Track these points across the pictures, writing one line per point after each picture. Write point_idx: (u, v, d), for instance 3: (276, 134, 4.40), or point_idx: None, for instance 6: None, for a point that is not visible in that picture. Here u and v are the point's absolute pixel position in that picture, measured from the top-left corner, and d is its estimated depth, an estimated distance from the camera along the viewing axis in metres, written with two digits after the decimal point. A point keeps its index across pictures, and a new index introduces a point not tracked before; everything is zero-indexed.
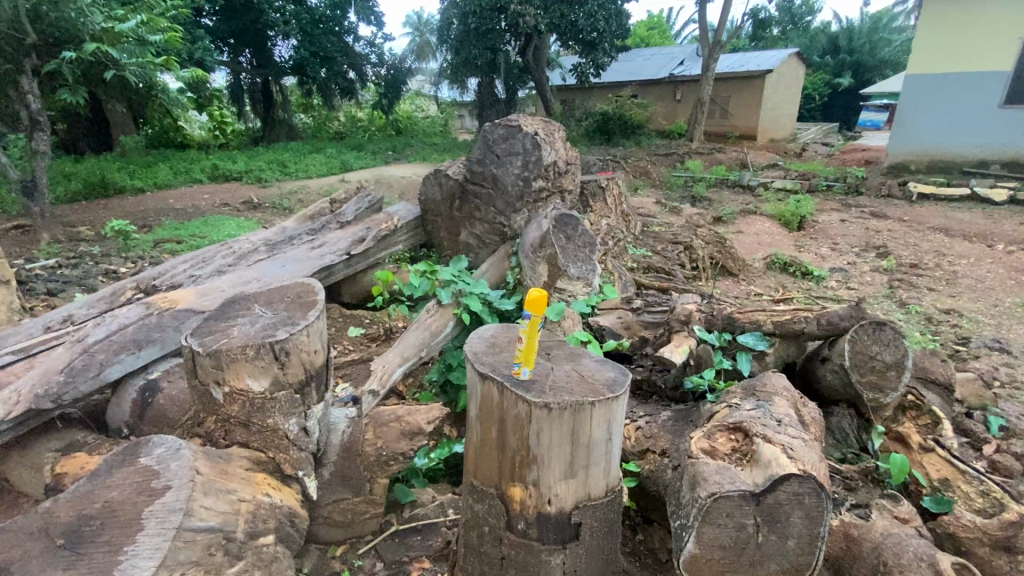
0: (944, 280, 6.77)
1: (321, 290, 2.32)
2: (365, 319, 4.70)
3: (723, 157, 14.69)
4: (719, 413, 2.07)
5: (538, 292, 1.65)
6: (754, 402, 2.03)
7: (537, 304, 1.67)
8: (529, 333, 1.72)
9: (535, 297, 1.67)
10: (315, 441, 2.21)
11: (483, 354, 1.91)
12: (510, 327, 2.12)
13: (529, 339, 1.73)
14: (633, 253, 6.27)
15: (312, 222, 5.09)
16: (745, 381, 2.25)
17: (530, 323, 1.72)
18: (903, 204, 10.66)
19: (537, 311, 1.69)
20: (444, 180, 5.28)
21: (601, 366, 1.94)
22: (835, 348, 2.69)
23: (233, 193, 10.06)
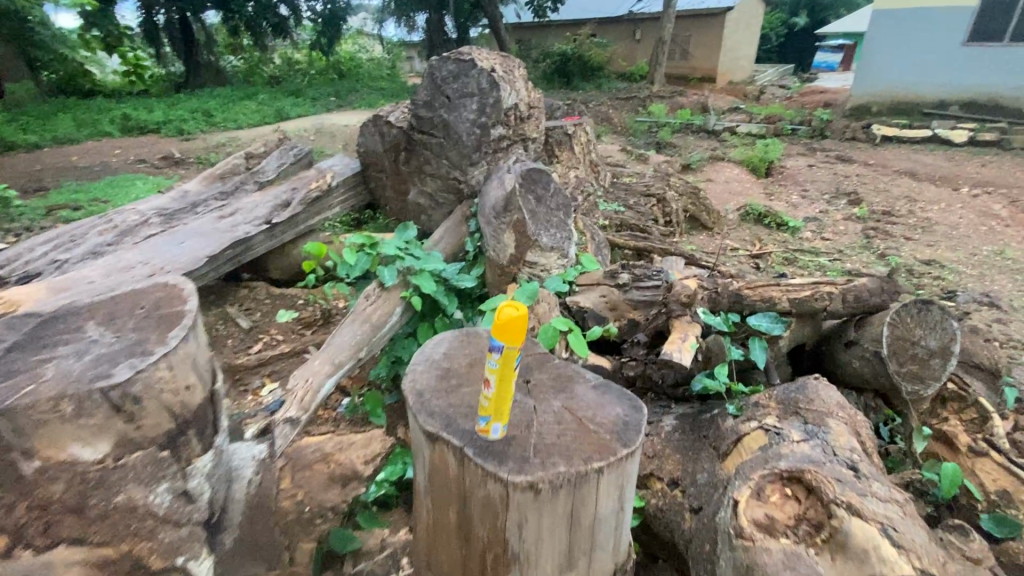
0: (919, 228, 6.56)
1: (193, 297, 1.63)
2: (297, 300, 3.95)
3: (685, 101, 14.06)
4: (754, 440, 1.62)
5: (516, 309, 1.02)
6: (801, 427, 1.56)
7: (517, 327, 1.04)
8: (504, 378, 1.10)
9: (509, 316, 1.04)
10: (206, 504, 1.62)
11: (431, 391, 1.31)
12: (471, 341, 1.50)
13: (501, 391, 1.12)
14: (604, 208, 5.68)
15: (223, 184, 4.17)
16: (780, 391, 1.78)
17: (502, 357, 1.08)
18: (867, 146, 10.48)
19: (519, 337, 1.06)
20: (385, 129, 4.53)
21: (603, 395, 1.37)
22: (867, 330, 2.23)
23: (150, 146, 8.69)
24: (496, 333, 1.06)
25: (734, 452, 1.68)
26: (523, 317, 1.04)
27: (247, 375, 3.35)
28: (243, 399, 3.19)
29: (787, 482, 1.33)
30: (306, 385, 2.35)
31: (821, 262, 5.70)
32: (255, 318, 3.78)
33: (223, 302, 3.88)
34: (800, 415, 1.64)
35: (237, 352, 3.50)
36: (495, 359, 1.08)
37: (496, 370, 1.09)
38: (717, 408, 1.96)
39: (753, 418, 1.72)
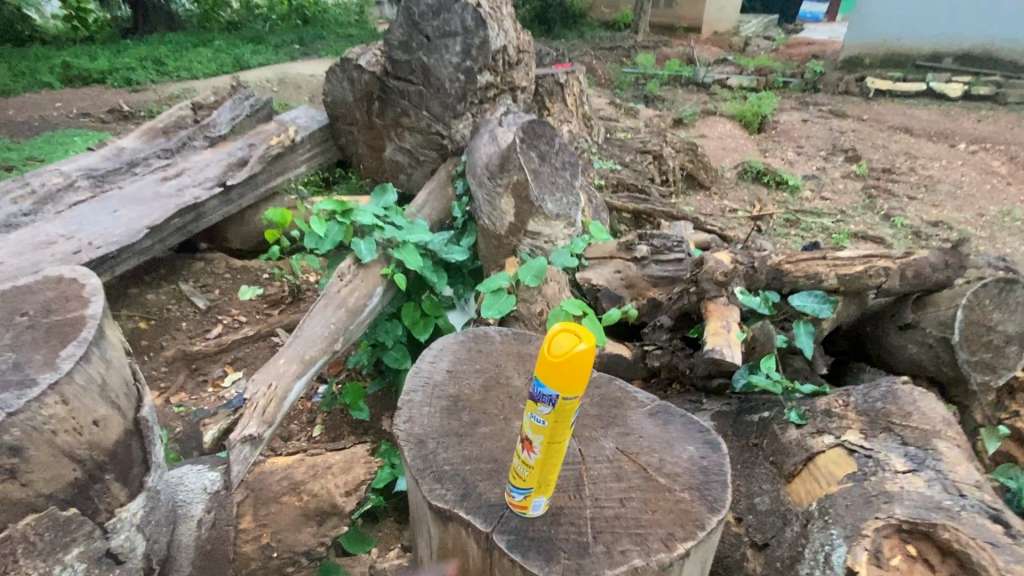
0: (921, 187, 6.32)
1: (96, 298, 1.27)
2: (263, 275, 3.48)
3: (671, 52, 13.34)
4: (837, 465, 1.63)
5: (582, 350, 0.98)
6: (904, 454, 1.60)
7: (578, 372, 1.00)
8: (556, 428, 1.08)
9: (567, 358, 0.99)
10: (142, 559, 1.30)
11: (434, 437, 1.40)
12: (474, 355, 1.62)
13: (551, 447, 1.11)
14: (599, 166, 5.24)
15: (167, 139, 3.57)
16: (861, 401, 1.78)
17: (556, 408, 1.04)
18: (860, 101, 10.10)
19: (580, 386, 1.02)
20: (356, 75, 3.97)
21: (665, 427, 1.45)
22: (929, 313, 2.07)
23: (95, 98, 7.66)
24: (549, 376, 1.02)
25: (802, 473, 1.70)
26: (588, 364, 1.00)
27: (206, 363, 2.93)
28: (201, 392, 2.79)
29: (909, 540, 1.40)
30: (269, 393, 1.95)
31: (825, 223, 5.42)
32: (213, 297, 3.30)
33: (177, 278, 3.39)
34: (895, 433, 1.67)
35: (192, 338, 3.05)
36: (546, 409, 1.05)
37: (547, 418, 1.06)
38: (768, 411, 1.90)
39: (828, 432, 1.72)
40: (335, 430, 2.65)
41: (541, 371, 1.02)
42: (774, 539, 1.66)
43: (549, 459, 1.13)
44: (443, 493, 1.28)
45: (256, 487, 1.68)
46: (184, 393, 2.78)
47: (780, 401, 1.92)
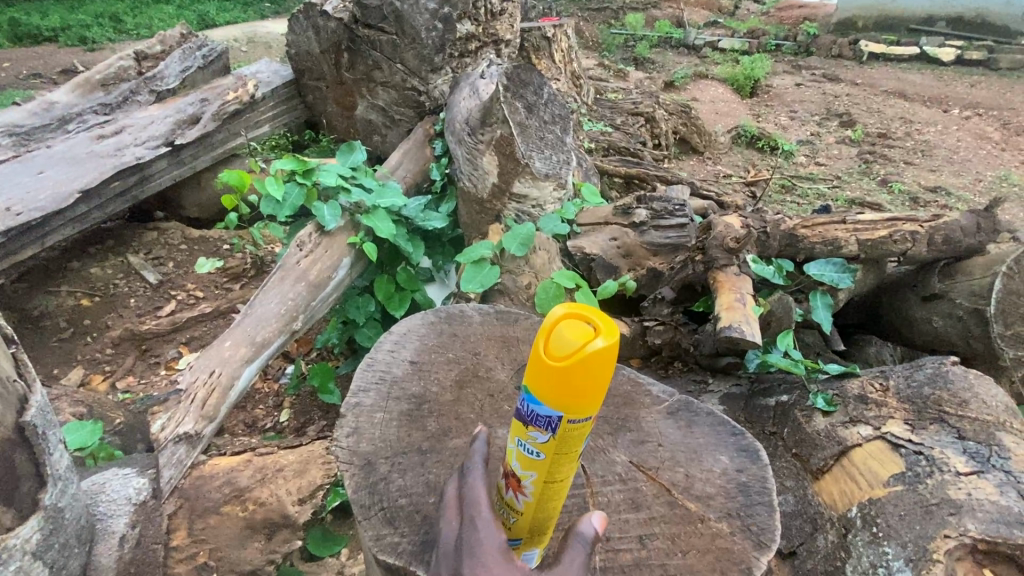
0: (918, 152, 6.15)
1: None
2: (223, 246, 3.16)
3: (660, 13, 12.83)
4: (883, 466, 1.46)
5: (601, 349, 0.75)
6: (963, 451, 1.43)
7: (590, 381, 0.77)
8: (556, 459, 0.86)
9: (574, 363, 0.76)
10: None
11: (384, 458, 1.21)
12: (441, 347, 1.43)
13: (547, 486, 0.90)
14: (589, 128, 4.94)
15: (107, 94, 3.18)
16: (903, 386, 1.62)
17: (557, 433, 0.83)
18: (854, 64, 9.81)
19: (591, 402, 0.80)
20: (321, 23, 3.58)
21: (690, 432, 1.28)
22: (959, 283, 1.91)
23: (46, 58, 7.02)
24: (552, 390, 0.79)
25: (834, 470, 1.55)
26: (609, 370, 0.78)
27: (159, 344, 2.65)
28: (153, 375, 2.52)
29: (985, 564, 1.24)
30: (210, 380, 1.81)
31: (820, 190, 5.21)
32: (167, 271, 2.99)
33: (126, 250, 3.06)
34: (949, 424, 1.50)
35: (141, 316, 2.75)
36: (545, 433, 0.83)
37: (545, 445, 0.84)
38: (787, 395, 1.76)
39: (864, 422, 1.57)
40: (305, 416, 2.40)
41: (541, 380, 0.79)
42: (803, 548, 1.53)
43: (547, 497, 0.92)
44: (396, 542, 1.10)
45: (193, 497, 1.63)
46: (133, 377, 2.51)
47: (801, 382, 1.77)
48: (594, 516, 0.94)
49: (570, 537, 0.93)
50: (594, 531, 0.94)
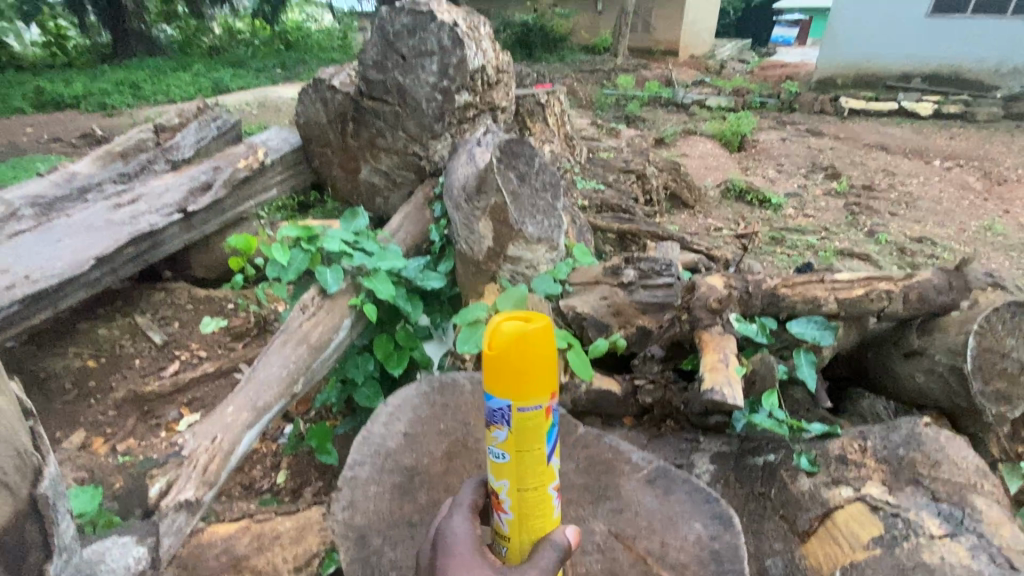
0: (902, 203, 6.35)
1: None
2: (227, 305, 3.25)
3: (649, 74, 13.62)
4: (865, 528, 1.49)
5: (528, 330, 0.92)
6: (942, 516, 1.47)
7: (527, 365, 0.95)
8: (517, 455, 1.04)
9: (510, 351, 0.95)
10: None
11: (378, 531, 1.30)
12: (437, 418, 1.51)
13: (519, 495, 1.08)
14: (582, 186, 5.16)
15: (126, 163, 3.36)
16: (879, 446, 1.68)
17: (514, 428, 1.01)
18: (835, 120, 10.31)
19: (534, 385, 0.97)
20: (329, 95, 3.83)
21: (668, 500, 1.38)
22: (936, 339, 1.97)
23: (69, 124, 7.33)
24: (498, 383, 0.99)
25: (819, 531, 1.58)
26: (548, 355, 0.96)
27: (160, 405, 2.70)
28: (154, 437, 2.56)
29: None
30: (211, 447, 1.84)
31: (809, 241, 5.35)
32: (172, 331, 3.07)
33: (134, 310, 3.15)
34: (923, 486, 1.56)
35: (145, 376, 2.81)
36: (504, 430, 1.03)
37: (506, 440, 1.03)
38: (773, 454, 1.79)
39: (845, 483, 1.62)
40: (302, 476, 2.44)
41: (487, 379, 0.99)
42: None
43: (526, 501, 1.09)
44: None
45: (192, 566, 1.68)
46: (134, 440, 2.55)
47: (786, 442, 1.80)
48: (566, 530, 1.09)
49: (545, 542, 1.10)
50: (567, 542, 1.09)
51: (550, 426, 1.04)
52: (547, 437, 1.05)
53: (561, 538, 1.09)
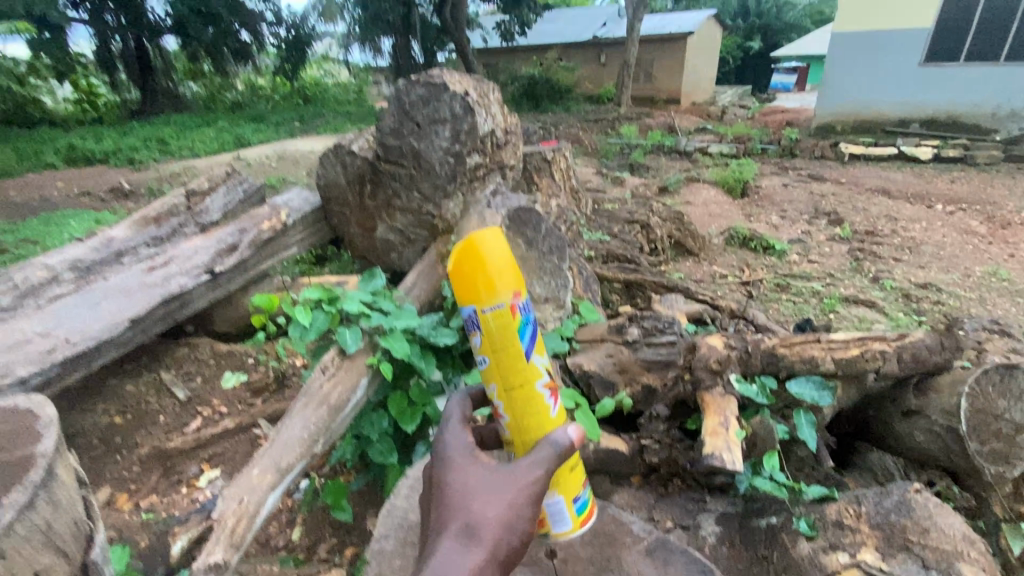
0: (905, 249, 6.45)
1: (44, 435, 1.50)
2: (247, 358, 3.37)
3: (653, 122, 14.09)
4: None
5: (477, 242, 1.30)
6: None
7: (482, 270, 1.30)
8: (496, 353, 1.36)
9: (469, 260, 1.31)
10: None
11: None
12: None
13: (509, 392, 1.38)
14: (588, 237, 5.34)
15: (159, 227, 3.59)
16: (874, 512, 1.77)
17: (487, 328, 1.34)
18: (837, 165, 10.53)
19: (492, 286, 1.31)
20: (348, 159, 4.09)
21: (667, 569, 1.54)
22: (932, 400, 2.07)
23: (97, 178, 7.62)
24: (467, 293, 1.33)
25: None
26: (499, 259, 1.31)
27: (182, 461, 2.80)
28: (175, 494, 2.65)
29: None
30: (239, 510, 1.95)
31: (814, 288, 5.42)
32: (195, 387, 3.19)
33: (159, 364, 3.23)
34: (914, 553, 1.65)
35: (169, 433, 2.94)
36: (482, 333, 1.35)
37: (484, 340, 1.35)
38: (775, 516, 1.85)
39: (842, 548, 1.70)
40: (315, 533, 2.51)
41: (457, 293, 1.36)
42: None
43: (517, 397, 1.37)
44: None
45: None
46: (156, 496, 2.64)
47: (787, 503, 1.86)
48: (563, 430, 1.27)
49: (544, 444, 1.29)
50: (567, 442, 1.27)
51: (518, 323, 1.34)
52: (520, 334, 1.35)
53: (560, 437, 1.28)
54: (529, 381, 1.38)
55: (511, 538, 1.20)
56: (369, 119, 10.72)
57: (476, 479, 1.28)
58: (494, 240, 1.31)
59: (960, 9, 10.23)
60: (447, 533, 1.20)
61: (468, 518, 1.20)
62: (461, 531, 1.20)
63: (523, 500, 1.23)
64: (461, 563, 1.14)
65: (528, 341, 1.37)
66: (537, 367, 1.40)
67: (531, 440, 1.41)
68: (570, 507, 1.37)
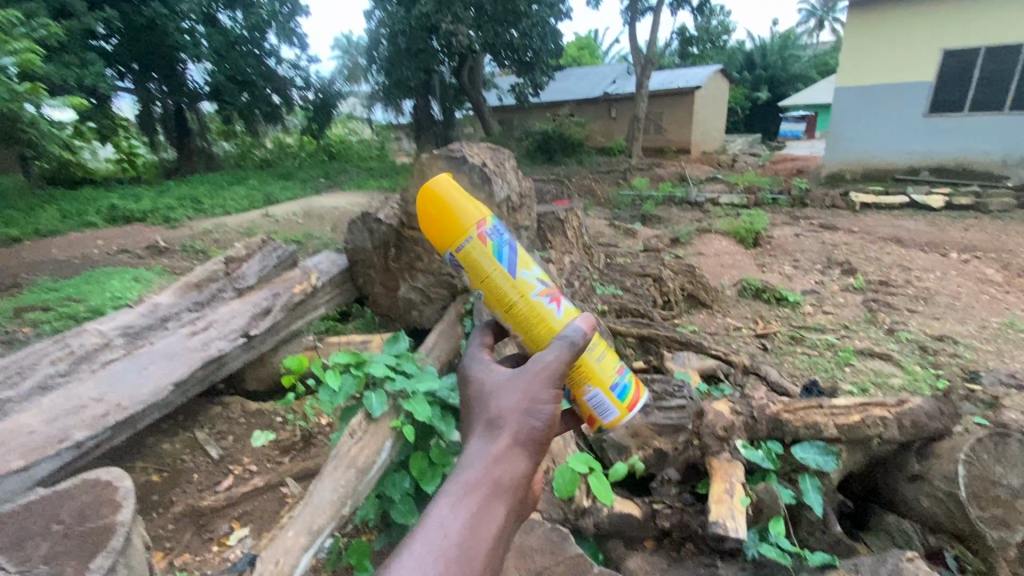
0: (920, 299, 6.47)
1: (125, 511, 1.78)
2: (276, 418, 3.56)
3: (663, 172, 14.53)
4: None
5: (430, 190, 1.63)
6: None
7: (443, 213, 1.62)
8: (483, 278, 1.61)
9: (431, 210, 1.64)
10: None
11: None
12: None
13: (510, 309, 1.59)
14: (602, 292, 5.50)
15: (199, 292, 3.88)
16: None
17: (468, 258, 1.61)
18: (848, 213, 10.64)
19: (455, 222, 1.60)
20: (374, 226, 4.38)
21: None
22: (935, 465, 2.18)
23: (135, 236, 8.11)
24: (443, 238, 1.64)
25: None
26: (457, 197, 1.63)
27: (214, 519, 2.91)
28: (206, 552, 2.73)
29: None
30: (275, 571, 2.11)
31: (829, 340, 5.44)
32: (226, 445, 3.36)
33: (193, 425, 3.46)
34: None
35: (202, 491, 3.05)
36: (466, 267, 1.63)
37: (470, 272, 1.62)
38: None
39: None
40: None
41: (438, 243, 1.67)
42: None
43: (519, 309, 1.58)
44: None
45: None
46: (189, 554, 2.72)
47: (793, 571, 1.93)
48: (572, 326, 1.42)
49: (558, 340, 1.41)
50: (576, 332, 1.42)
51: (491, 247, 1.60)
52: (497, 255, 1.59)
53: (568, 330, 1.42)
54: (523, 295, 1.58)
55: (532, 420, 1.29)
56: (390, 185, 11.76)
57: (495, 379, 1.38)
58: (445, 184, 1.64)
59: (961, 62, 10.59)
60: (475, 429, 1.29)
61: (491, 411, 1.29)
62: (484, 424, 1.28)
63: (539, 389, 1.32)
64: (487, 450, 1.23)
65: (507, 261, 1.60)
66: (526, 282, 1.59)
67: (542, 342, 1.57)
68: (610, 396, 1.54)
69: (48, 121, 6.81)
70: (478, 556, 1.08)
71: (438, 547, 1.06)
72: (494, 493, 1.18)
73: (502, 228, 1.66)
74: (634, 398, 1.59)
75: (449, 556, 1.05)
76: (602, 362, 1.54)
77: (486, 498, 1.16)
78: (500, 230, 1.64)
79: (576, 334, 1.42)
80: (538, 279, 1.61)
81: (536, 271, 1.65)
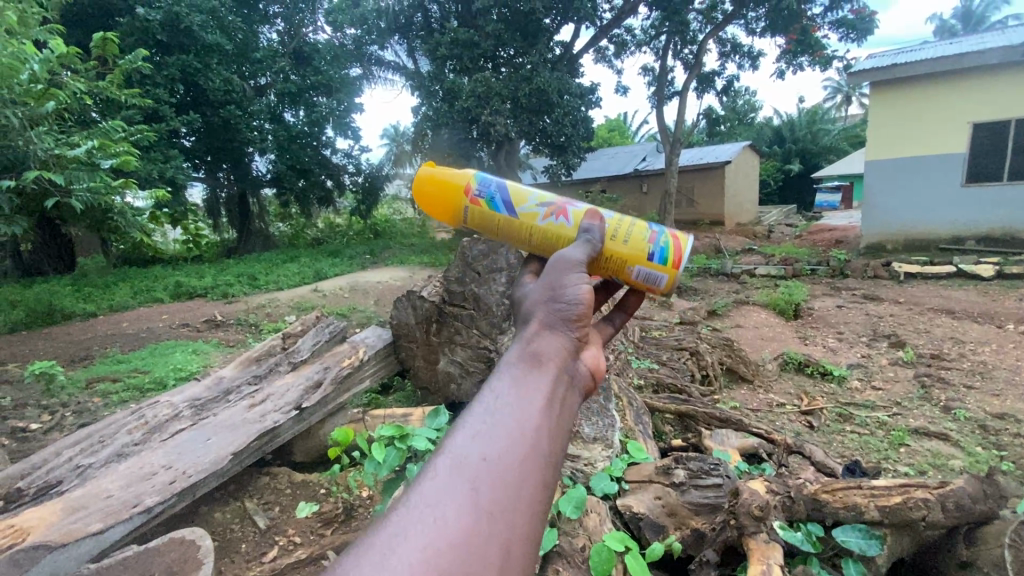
0: (976, 374, 6.18)
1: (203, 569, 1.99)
2: (320, 490, 3.69)
3: (697, 245, 14.70)
4: None
5: (418, 184, 2.07)
6: None
7: (436, 197, 2.05)
8: (494, 228, 1.99)
9: (428, 199, 2.08)
10: None
11: None
12: None
13: (532, 239, 1.92)
14: (637, 366, 5.52)
15: (259, 366, 4.21)
16: None
17: (476, 219, 2.00)
18: (892, 284, 10.39)
19: (447, 199, 2.02)
20: (418, 303, 4.68)
21: None
22: (986, 551, 2.10)
23: (196, 311, 8.78)
24: (449, 217, 2.06)
25: None
26: (441, 178, 2.04)
27: None
28: None
29: None
30: None
31: (880, 418, 5.20)
32: (273, 516, 3.47)
33: (243, 496, 3.63)
34: None
35: (249, 562, 3.10)
36: (478, 227, 2.03)
37: (483, 229, 2.02)
38: None
39: None
40: None
41: (449, 221, 2.09)
42: None
43: (538, 238, 1.91)
44: None
45: None
46: None
47: None
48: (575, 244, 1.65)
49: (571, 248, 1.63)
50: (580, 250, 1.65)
51: (485, 203, 1.97)
52: (494, 207, 1.96)
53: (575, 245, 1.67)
54: (532, 225, 1.91)
55: (561, 303, 1.44)
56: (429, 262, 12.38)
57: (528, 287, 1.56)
58: (430, 172, 2.07)
59: (991, 133, 10.70)
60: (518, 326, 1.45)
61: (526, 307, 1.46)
62: (523, 319, 1.45)
63: (559, 276, 1.49)
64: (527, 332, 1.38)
65: (504, 207, 1.95)
66: (529, 213, 1.91)
67: None
68: (651, 264, 1.86)
69: (136, 212, 7.73)
70: (533, 410, 1.18)
71: (496, 408, 1.17)
72: (537, 361, 1.30)
73: (487, 178, 2.00)
74: (675, 254, 1.89)
75: (502, 409, 1.17)
76: (632, 240, 1.86)
77: (529, 365, 1.29)
78: (485, 183, 1.98)
79: (590, 232, 1.74)
80: (536, 204, 1.91)
81: (533, 197, 1.93)
